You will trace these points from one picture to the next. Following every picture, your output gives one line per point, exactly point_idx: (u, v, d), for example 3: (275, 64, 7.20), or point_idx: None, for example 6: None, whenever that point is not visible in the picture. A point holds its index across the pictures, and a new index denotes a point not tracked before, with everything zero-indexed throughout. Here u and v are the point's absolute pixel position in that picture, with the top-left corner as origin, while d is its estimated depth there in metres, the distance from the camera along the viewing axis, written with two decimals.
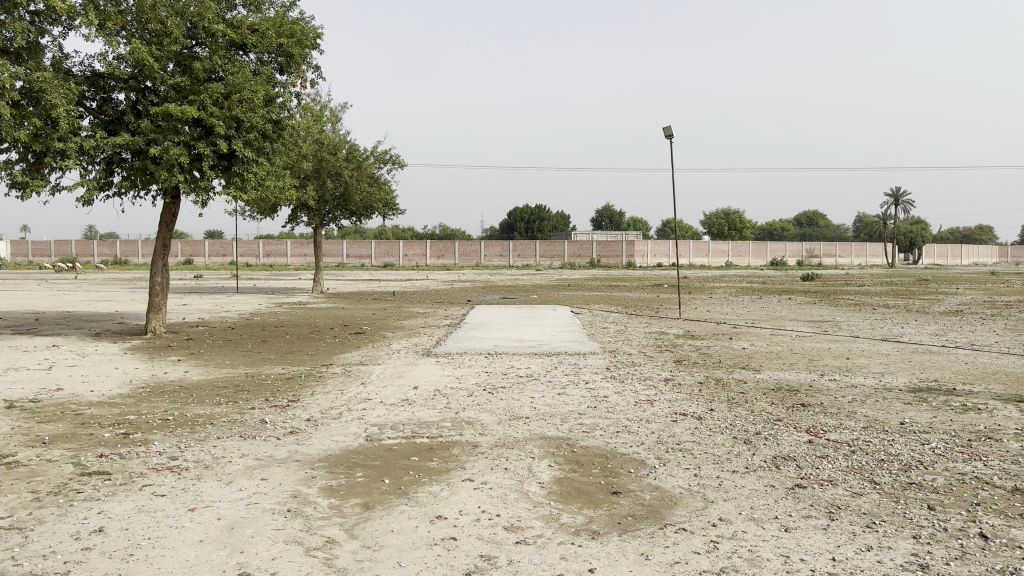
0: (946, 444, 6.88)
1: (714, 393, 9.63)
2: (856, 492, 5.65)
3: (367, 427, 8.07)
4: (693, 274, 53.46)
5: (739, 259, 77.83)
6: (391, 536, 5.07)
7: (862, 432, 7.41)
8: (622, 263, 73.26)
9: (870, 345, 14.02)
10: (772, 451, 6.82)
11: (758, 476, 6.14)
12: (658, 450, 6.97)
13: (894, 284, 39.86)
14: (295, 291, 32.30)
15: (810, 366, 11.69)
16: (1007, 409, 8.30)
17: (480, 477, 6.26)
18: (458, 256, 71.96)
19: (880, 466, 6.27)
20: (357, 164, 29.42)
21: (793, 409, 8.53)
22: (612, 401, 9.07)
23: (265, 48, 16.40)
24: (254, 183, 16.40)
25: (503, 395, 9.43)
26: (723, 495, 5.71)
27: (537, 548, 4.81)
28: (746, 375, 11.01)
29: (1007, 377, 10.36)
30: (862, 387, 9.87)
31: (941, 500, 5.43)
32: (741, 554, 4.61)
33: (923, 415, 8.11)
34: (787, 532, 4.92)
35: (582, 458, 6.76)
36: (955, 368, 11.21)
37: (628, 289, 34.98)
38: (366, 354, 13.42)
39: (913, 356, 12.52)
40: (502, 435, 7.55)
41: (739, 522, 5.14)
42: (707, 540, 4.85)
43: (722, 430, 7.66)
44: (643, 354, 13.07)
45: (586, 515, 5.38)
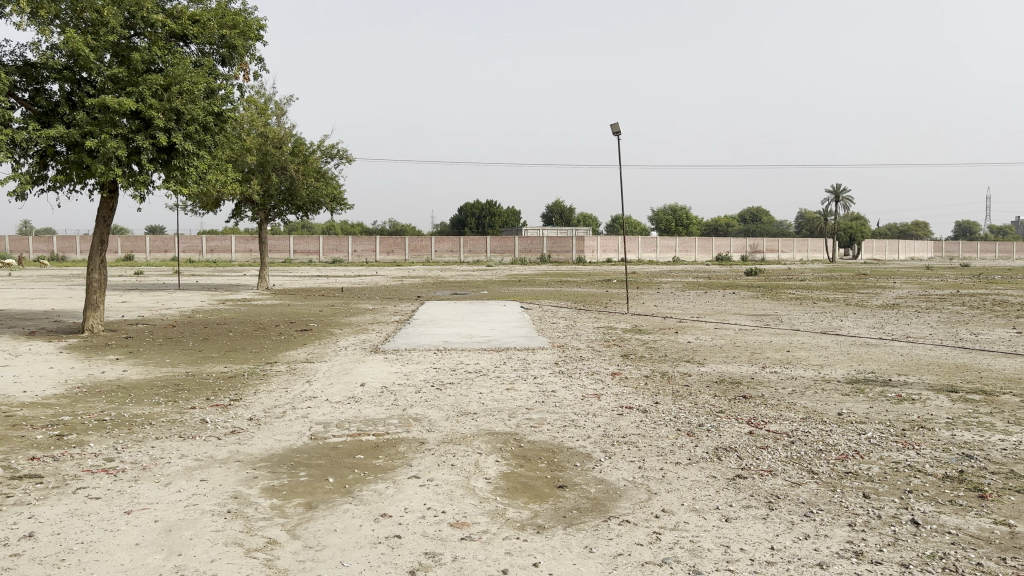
0: (882, 434, 7.08)
1: (660, 385, 9.77)
2: (794, 482, 5.77)
3: (311, 425, 7.96)
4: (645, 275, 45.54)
5: (687, 254, 78.90)
6: (334, 535, 5.00)
7: (801, 423, 7.58)
8: (573, 258, 73.75)
9: (810, 338, 14.38)
10: (715, 443, 6.93)
11: (700, 467, 6.24)
12: (604, 443, 7.03)
13: (835, 279, 40.99)
14: (239, 287, 31.71)
15: (752, 359, 11.92)
16: (940, 399, 8.59)
17: (427, 474, 6.22)
18: (408, 251, 71.38)
19: (819, 456, 6.42)
20: (303, 159, 28.97)
21: (735, 401, 8.68)
22: (560, 395, 9.11)
23: (206, 40, 16.08)
24: (195, 177, 15.98)
25: (452, 392, 9.39)
26: (666, 486, 5.78)
27: (482, 544, 4.80)
28: (691, 368, 11.17)
29: (940, 368, 10.72)
30: (803, 378, 10.12)
31: (876, 488, 5.58)
32: (683, 545, 4.67)
33: (859, 405, 8.34)
34: (728, 523, 5.00)
35: (529, 453, 6.76)
36: (891, 359, 11.58)
37: (577, 284, 35.27)
38: (313, 351, 13.25)
39: (852, 348, 12.85)
40: (449, 432, 7.51)
41: (681, 513, 5.21)
42: (650, 532, 4.90)
43: (666, 422, 7.76)
44: (592, 349, 13.15)
45: (532, 509, 5.39)
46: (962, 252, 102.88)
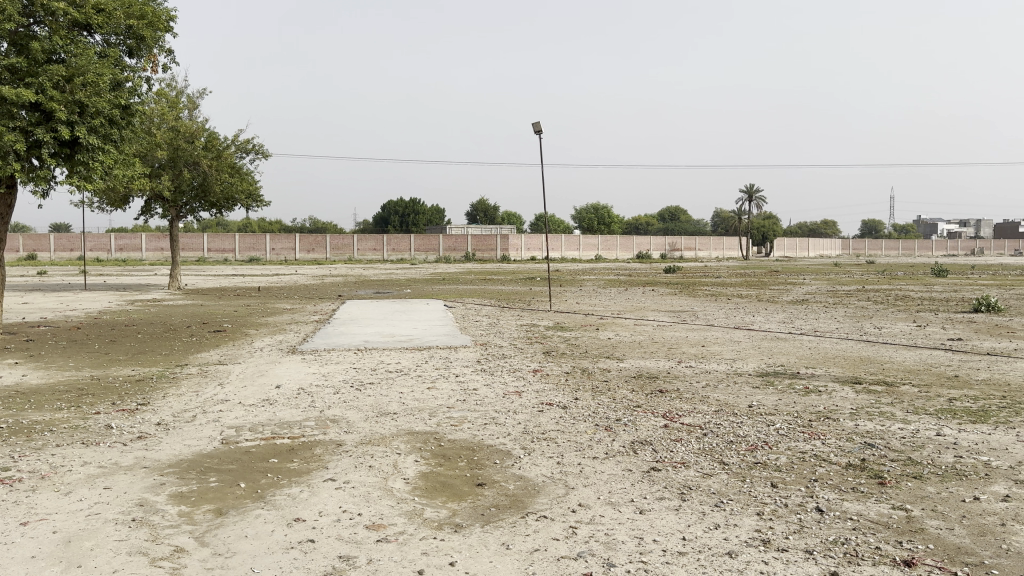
0: (790, 424, 7.34)
1: (580, 382, 9.88)
2: (706, 473, 5.92)
3: (223, 429, 7.73)
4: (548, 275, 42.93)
5: (609, 252, 80.15)
6: (245, 541, 4.86)
7: (714, 416, 7.78)
8: (497, 256, 74.12)
9: (724, 333, 14.80)
10: (631, 437, 7.04)
11: (616, 461, 6.32)
12: (524, 440, 7.05)
13: (749, 275, 42.50)
14: (149, 287, 30.53)
15: (669, 354, 12.19)
16: (845, 390, 8.96)
17: (343, 477, 6.11)
18: (329, 250, 70.16)
19: (730, 448, 6.60)
20: (217, 154, 28.12)
21: (652, 395, 8.85)
22: (481, 393, 9.10)
23: (112, 30, 15.44)
24: (100, 172, 15.26)
25: (371, 392, 9.27)
26: (583, 481, 5.84)
27: (398, 545, 4.74)
28: (610, 364, 11.34)
29: (845, 361, 11.19)
30: (717, 372, 10.41)
31: (783, 477, 5.77)
32: (598, 539, 4.72)
33: (769, 397, 8.62)
34: (642, 515, 5.09)
35: (448, 452, 6.73)
36: (800, 353, 12.02)
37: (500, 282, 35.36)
38: (227, 352, 12.87)
39: (763, 342, 13.29)
40: (368, 433, 7.41)
41: (597, 507, 5.27)
42: (566, 526, 4.94)
43: (585, 417, 7.85)
44: (514, 346, 13.19)
45: (450, 508, 5.36)
46: (867, 249, 107.84)
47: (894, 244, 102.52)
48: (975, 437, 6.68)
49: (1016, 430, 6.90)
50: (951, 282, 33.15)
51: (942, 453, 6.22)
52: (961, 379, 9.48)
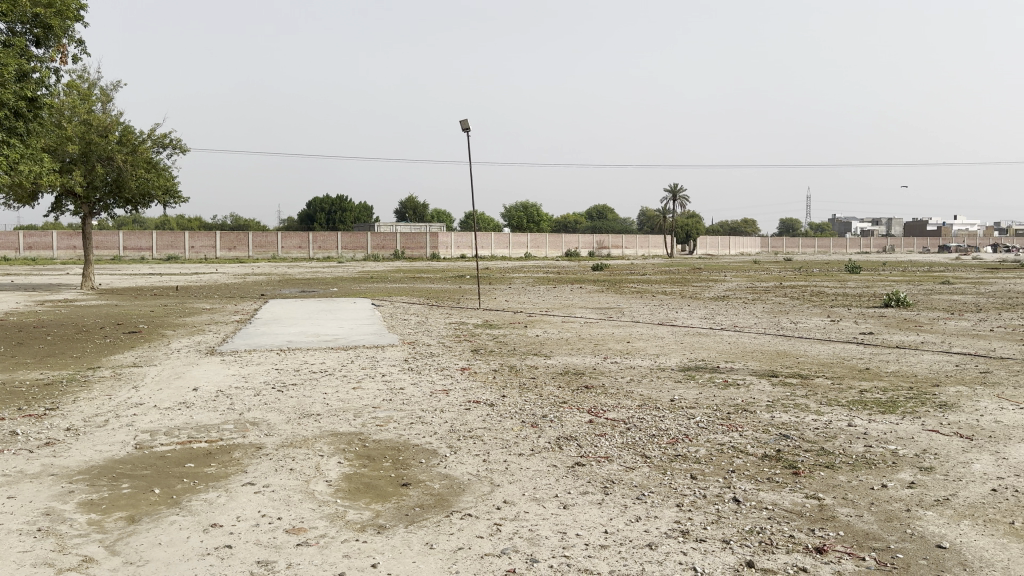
0: (710, 417, 7.52)
1: (507, 379, 9.91)
2: (629, 467, 6.02)
3: (137, 434, 7.45)
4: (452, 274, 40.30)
5: (538, 250, 80.54)
6: (158, 549, 4.70)
7: (638, 410, 7.92)
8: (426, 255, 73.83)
9: (649, 329, 15.08)
10: (557, 432, 7.11)
11: (542, 457, 6.37)
12: (450, 438, 7.03)
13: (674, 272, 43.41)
14: (59, 287, 29.14)
15: (595, 350, 12.34)
16: (762, 383, 9.25)
17: (262, 480, 5.97)
18: (252, 248, 68.45)
19: (652, 441, 6.72)
20: (131, 149, 27.09)
21: (577, 392, 8.94)
22: (408, 392, 9.03)
23: (18, 18, 14.73)
24: (6, 166, 14.52)
25: (294, 393, 9.09)
26: (509, 478, 5.86)
27: (319, 549, 4.66)
28: (537, 361, 11.42)
29: (763, 355, 11.55)
30: (641, 367, 10.60)
31: (702, 469, 5.92)
32: (522, 535, 4.74)
33: (690, 391, 8.82)
34: (565, 510, 5.14)
35: (373, 452, 6.65)
36: (720, 347, 12.35)
37: (429, 280, 35.17)
38: (142, 354, 12.42)
39: (686, 338, 13.60)
40: (289, 435, 7.26)
41: (522, 503, 5.29)
42: (490, 524, 4.94)
43: (511, 414, 7.87)
44: (442, 345, 13.14)
45: (373, 509, 5.29)
46: (784, 247, 111.57)
47: (811, 242, 106.25)
48: (883, 427, 6.98)
49: (921, 419, 7.24)
50: (863, 279, 34.47)
51: (852, 443, 6.48)
52: (872, 372, 9.90)
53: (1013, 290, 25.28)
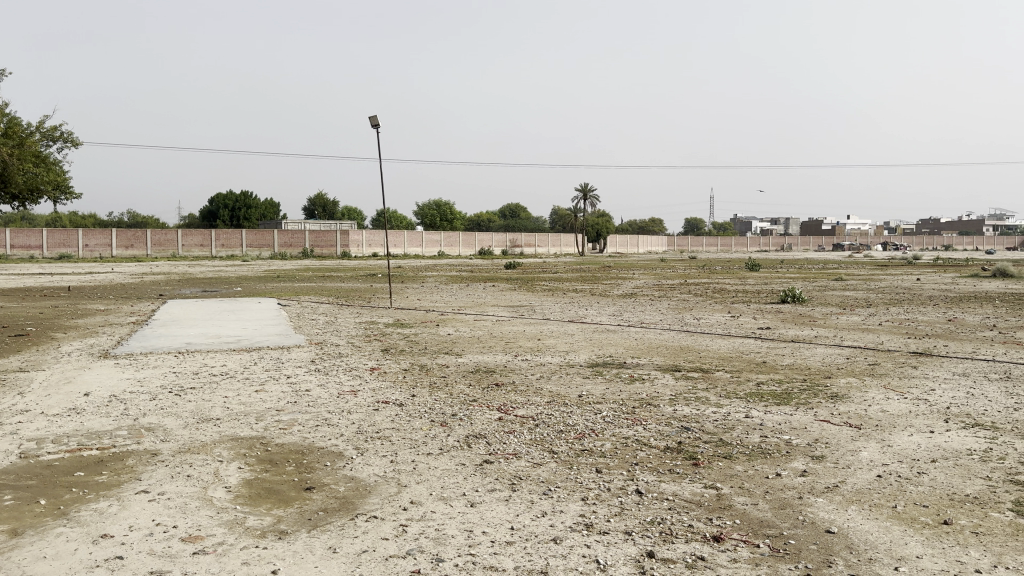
0: (615, 412, 7.66)
1: (417, 378, 9.83)
2: (537, 463, 6.06)
3: (21, 443, 7.03)
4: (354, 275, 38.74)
5: (451, 246, 80.29)
6: (42, 563, 4.44)
7: (546, 406, 7.99)
8: (336, 254, 72.53)
9: (559, 326, 15.25)
10: (465, 431, 7.09)
11: (450, 455, 6.34)
12: (356, 439, 6.91)
13: (584, 271, 43.67)
14: None
15: (506, 348, 12.40)
16: (666, 377, 9.50)
17: (158, 488, 5.72)
18: (151, 246, 65.63)
19: (559, 437, 6.79)
20: (17, 142, 25.56)
21: (487, 390, 8.95)
22: (314, 394, 8.83)
23: None
24: None
25: (193, 397, 8.75)
26: (416, 478, 5.80)
27: (216, 557, 4.50)
28: (448, 359, 11.38)
29: (668, 350, 11.86)
30: (551, 364, 10.70)
31: (608, 463, 6.02)
32: (427, 535, 4.70)
33: (598, 387, 8.97)
34: (472, 508, 5.13)
35: (275, 457, 6.46)
36: (627, 344, 12.61)
37: (339, 279, 34.51)
38: (29, 359, 11.71)
39: (594, 334, 13.82)
40: (188, 440, 6.99)
41: (429, 503, 5.25)
42: (396, 525, 4.88)
43: (420, 414, 7.81)
44: (351, 344, 12.94)
45: (274, 515, 5.15)
46: (690, 246, 114.84)
47: (714, 242, 109.94)
48: (779, 418, 7.27)
49: (814, 410, 7.57)
50: (762, 275, 35.91)
51: (749, 434, 6.72)
52: (769, 365, 10.31)
53: (897, 287, 26.79)
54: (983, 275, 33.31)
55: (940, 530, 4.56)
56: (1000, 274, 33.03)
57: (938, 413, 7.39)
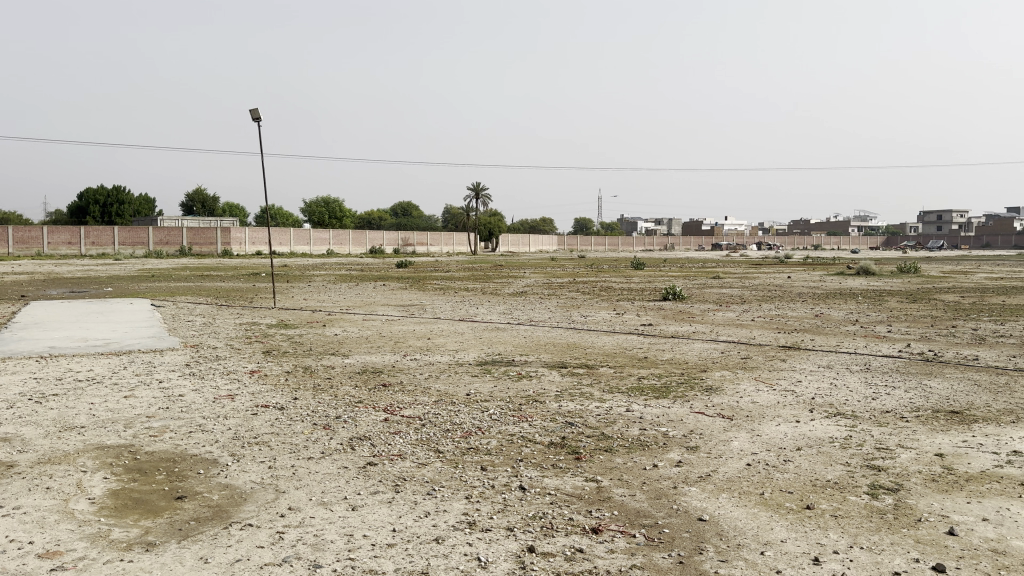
0: (502, 409, 7.72)
1: (300, 380, 9.57)
2: (421, 463, 6.02)
3: None
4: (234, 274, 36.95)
5: (340, 246, 78.59)
6: None
7: (433, 406, 7.95)
8: (217, 251, 69.79)
9: (448, 325, 15.23)
10: (349, 433, 6.95)
11: (332, 459, 6.20)
12: (232, 446, 6.66)
13: (477, 271, 41.82)
14: None
15: (395, 348, 12.27)
16: (552, 374, 9.65)
17: (12, 503, 5.32)
18: (12, 244, 61.00)
19: (445, 436, 6.76)
20: None
21: (374, 390, 8.82)
22: (188, 399, 8.45)
23: None
24: None
25: (55, 404, 8.20)
26: (295, 483, 5.64)
27: (76, 572, 4.23)
28: (334, 360, 11.15)
29: (555, 347, 12.05)
30: (440, 363, 10.66)
31: (493, 460, 6.04)
32: (305, 541, 4.58)
33: (485, 385, 9.00)
34: (353, 511, 5.03)
35: (145, 465, 6.15)
36: (516, 341, 12.74)
37: (220, 279, 33.04)
38: None
39: (483, 333, 13.87)
40: (48, 451, 6.54)
41: (308, 508, 5.12)
42: (273, 532, 4.73)
43: (302, 417, 7.61)
44: (231, 347, 12.48)
45: (142, 526, 4.89)
46: (581, 245, 117.07)
47: (603, 242, 112.75)
48: (657, 411, 7.51)
49: (689, 402, 7.87)
50: (646, 274, 37.03)
51: (630, 427, 6.90)
52: (650, 360, 10.64)
53: (771, 284, 28.26)
54: (849, 274, 35.44)
55: (803, 514, 4.82)
56: (863, 273, 35.29)
57: (803, 403, 7.82)
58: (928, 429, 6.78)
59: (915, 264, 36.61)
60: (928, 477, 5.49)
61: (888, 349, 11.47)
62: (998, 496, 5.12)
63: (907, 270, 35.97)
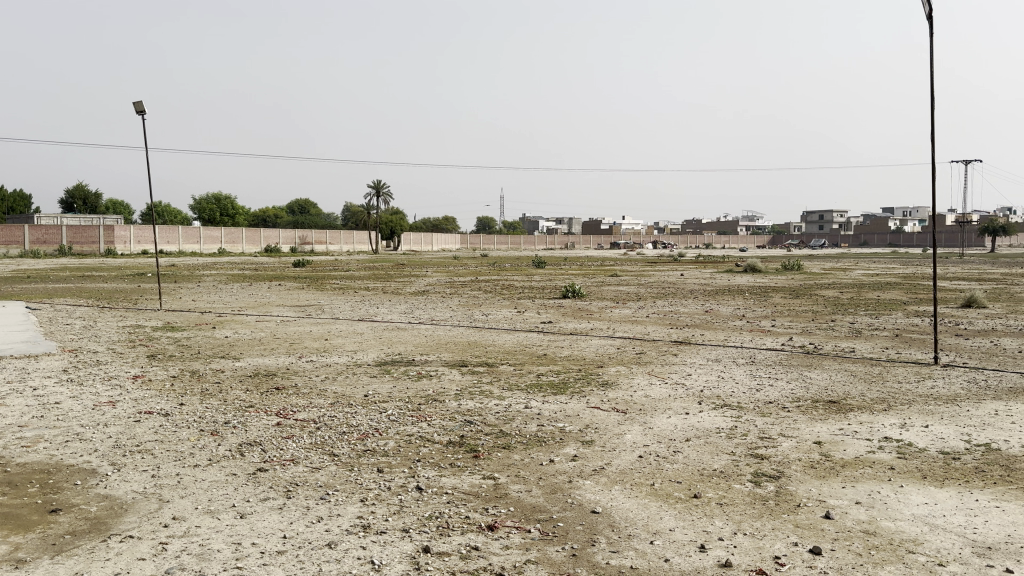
0: (400, 409, 7.64)
1: (188, 385, 9.20)
2: (315, 467, 5.90)
3: None
4: (117, 275, 35.00)
5: (232, 246, 76.04)
6: None
7: (328, 408, 7.79)
8: (101, 250, 66.34)
9: (346, 325, 14.98)
10: (239, 439, 6.74)
11: (220, 466, 5.99)
12: (113, 455, 6.34)
13: (375, 271, 40.23)
14: None
15: (290, 349, 11.95)
16: (452, 373, 9.64)
17: None
18: None
19: (341, 439, 6.65)
20: None
21: (267, 394, 8.58)
22: (65, 407, 7.98)
23: None
24: None
25: None
26: (180, 492, 5.43)
27: None
28: (225, 364, 10.77)
29: (455, 346, 12.04)
30: (337, 364, 10.48)
31: (389, 461, 5.98)
32: (190, 551, 4.42)
33: (384, 385, 8.91)
34: (242, 519, 4.88)
35: (15, 478, 5.77)
36: (416, 341, 12.64)
37: (101, 280, 31.39)
38: None
39: (383, 333, 13.70)
40: None
41: (194, 517, 4.93)
42: (155, 543, 4.54)
43: (189, 423, 7.32)
44: (113, 351, 11.86)
45: (11, 543, 4.59)
46: (483, 245, 117.37)
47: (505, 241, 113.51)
48: (555, 407, 7.62)
49: (585, 398, 8.01)
50: (546, 273, 37.39)
51: (528, 423, 6.98)
52: (549, 357, 10.77)
53: (667, 281, 29.12)
54: (738, 272, 36.89)
55: (691, 503, 4.99)
56: (751, 270, 36.77)
57: (694, 396, 8.10)
58: (807, 418, 7.14)
59: (799, 262, 38.49)
60: (807, 464, 5.78)
61: (773, 343, 12.02)
62: (869, 480, 5.45)
63: (792, 267, 37.70)
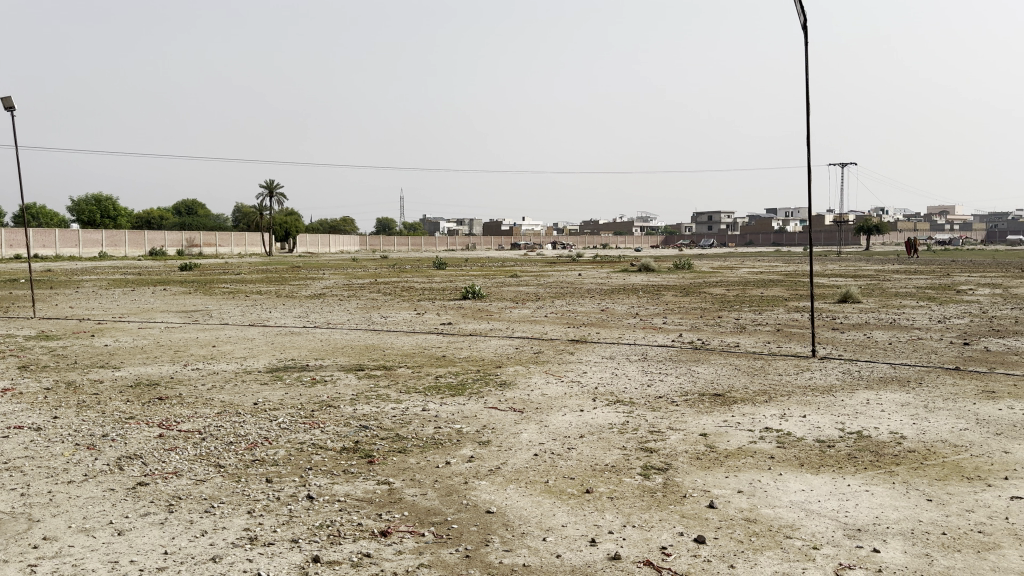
0: (293, 417, 7.47)
1: (62, 398, 8.69)
2: (199, 479, 5.69)
3: None
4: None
5: (114, 247, 72.27)
6: None
7: (215, 418, 7.54)
8: None
9: (237, 331, 14.52)
10: (118, 452, 6.43)
11: (97, 482, 5.70)
12: None
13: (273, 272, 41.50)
14: None
15: (175, 357, 11.49)
16: (347, 377, 9.49)
17: None
18: None
19: (228, 449, 6.44)
20: None
21: (149, 405, 8.21)
22: None
23: None
24: None
25: None
26: (52, 510, 5.13)
27: None
28: (103, 374, 10.24)
29: (351, 349, 11.86)
30: (225, 372, 10.14)
31: (279, 471, 5.84)
32: (62, 572, 4.19)
33: (275, 392, 8.68)
34: (120, 536, 4.67)
35: None
36: (310, 345, 12.37)
37: None
38: None
39: (275, 338, 13.35)
40: None
41: (67, 536, 4.68)
42: (23, 566, 4.28)
43: (62, 437, 6.93)
44: None
45: None
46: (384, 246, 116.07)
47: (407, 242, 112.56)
48: (452, 409, 7.62)
49: (482, 398, 8.05)
50: (447, 274, 37.34)
51: (423, 426, 6.95)
52: (447, 359, 10.75)
53: (565, 281, 29.57)
54: (634, 271, 37.86)
55: (583, 498, 5.10)
56: (645, 268, 37.80)
57: (588, 393, 8.27)
58: (695, 411, 7.41)
59: (691, 261, 39.89)
60: (693, 456, 6.00)
61: (663, 339, 12.41)
62: (751, 469, 5.70)
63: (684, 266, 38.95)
